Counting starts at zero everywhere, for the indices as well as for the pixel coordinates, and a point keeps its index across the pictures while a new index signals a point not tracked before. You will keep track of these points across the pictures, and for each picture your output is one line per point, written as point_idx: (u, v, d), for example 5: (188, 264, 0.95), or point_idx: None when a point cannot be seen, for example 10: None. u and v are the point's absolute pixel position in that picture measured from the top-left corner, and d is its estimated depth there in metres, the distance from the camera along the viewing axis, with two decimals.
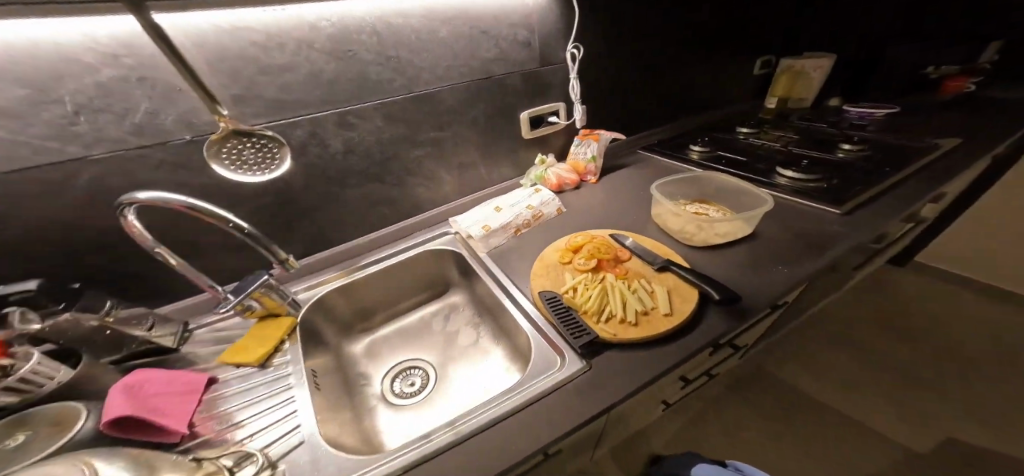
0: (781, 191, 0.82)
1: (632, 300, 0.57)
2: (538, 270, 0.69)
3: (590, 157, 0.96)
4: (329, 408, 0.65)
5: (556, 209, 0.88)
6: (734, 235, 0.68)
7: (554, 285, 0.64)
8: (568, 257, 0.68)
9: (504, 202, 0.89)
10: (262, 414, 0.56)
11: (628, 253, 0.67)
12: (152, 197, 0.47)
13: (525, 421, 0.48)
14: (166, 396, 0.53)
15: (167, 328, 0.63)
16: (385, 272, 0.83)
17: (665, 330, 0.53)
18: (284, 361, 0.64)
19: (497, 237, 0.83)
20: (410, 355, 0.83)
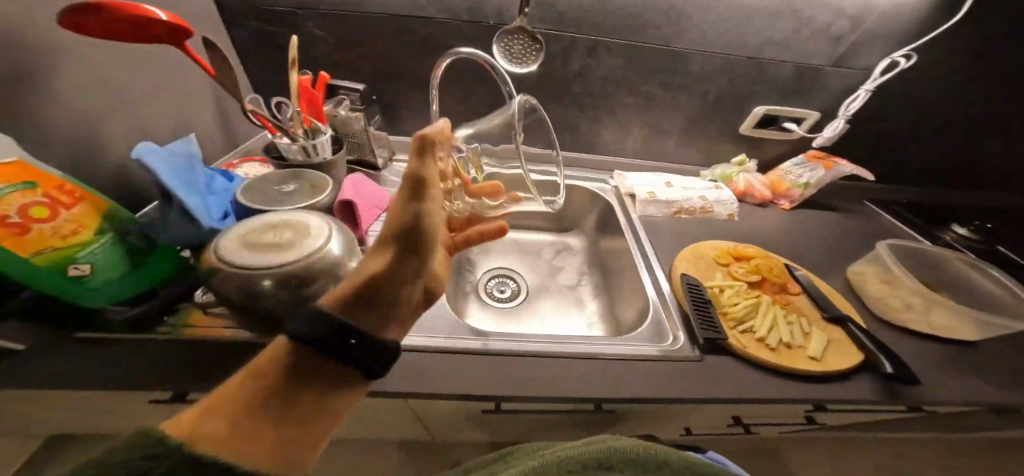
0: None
1: (782, 327, 0.58)
2: (690, 256, 0.73)
3: (803, 182, 0.89)
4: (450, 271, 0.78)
5: (729, 213, 0.87)
6: (952, 332, 0.61)
7: (701, 276, 0.69)
8: (730, 262, 0.72)
9: (678, 181, 0.90)
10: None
11: (798, 288, 0.67)
12: (470, 54, 0.58)
13: (615, 368, 0.53)
14: (368, 201, 0.70)
15: (384, 152, 0.82)
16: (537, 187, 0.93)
17: (806, 369, 0.53)
18: None
19: (655, 207, 0.86)
20: (509, 266, 0.93)
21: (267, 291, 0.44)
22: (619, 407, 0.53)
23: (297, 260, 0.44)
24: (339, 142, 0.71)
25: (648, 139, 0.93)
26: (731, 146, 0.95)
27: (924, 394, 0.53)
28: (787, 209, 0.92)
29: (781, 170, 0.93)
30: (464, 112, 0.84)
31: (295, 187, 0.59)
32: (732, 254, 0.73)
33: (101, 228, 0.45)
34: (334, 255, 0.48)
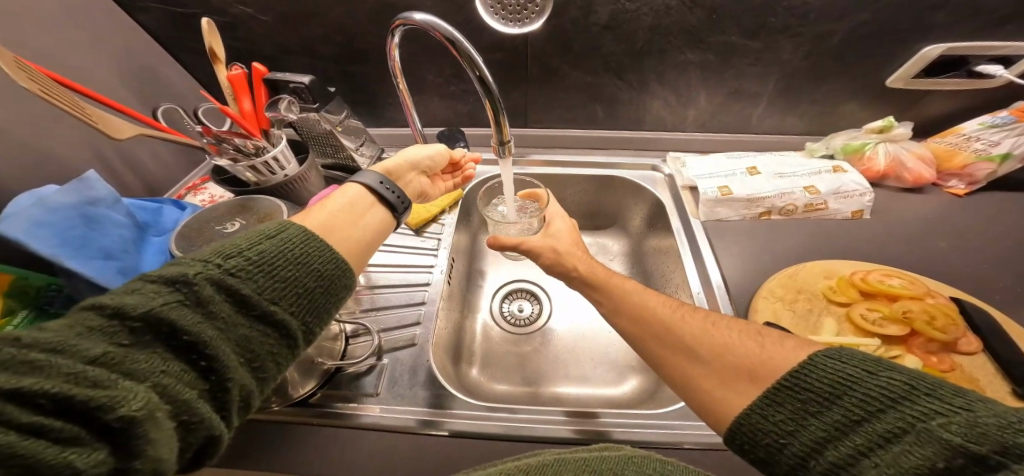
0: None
1: None
2: (780, 289, 0.48)
3: (1001, 152, 0.57)
4: (453, 296, 0.63)
5: (855, 211, 0.57)
6: None
7: (802, 325, 0.45)
8: (854, 301, 0.46)
9: (769, 165, 0.61)
10: (398, 288, 0.55)
11: (979, 345, 0.41)
12: (426, 21, 0.41)
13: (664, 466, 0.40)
14: None
15: (370, 151, 0.68)
16: (558, 179, 0.71)
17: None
18: (435, 235, 0.62)
19: (733, 208, 0.58)
20: (525, 276, 0.73)
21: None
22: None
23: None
24: (304, 149, 0.59)
25: (720, 107, 0.65)
26: (859, 106, 0.63)
27: None
28: (963, 193, 0.61)
29: (960, 136, 0.59)
30: (457, 92, 0.65)
31: (237, 223, 0.46)
32: (859, 288, 0.47)
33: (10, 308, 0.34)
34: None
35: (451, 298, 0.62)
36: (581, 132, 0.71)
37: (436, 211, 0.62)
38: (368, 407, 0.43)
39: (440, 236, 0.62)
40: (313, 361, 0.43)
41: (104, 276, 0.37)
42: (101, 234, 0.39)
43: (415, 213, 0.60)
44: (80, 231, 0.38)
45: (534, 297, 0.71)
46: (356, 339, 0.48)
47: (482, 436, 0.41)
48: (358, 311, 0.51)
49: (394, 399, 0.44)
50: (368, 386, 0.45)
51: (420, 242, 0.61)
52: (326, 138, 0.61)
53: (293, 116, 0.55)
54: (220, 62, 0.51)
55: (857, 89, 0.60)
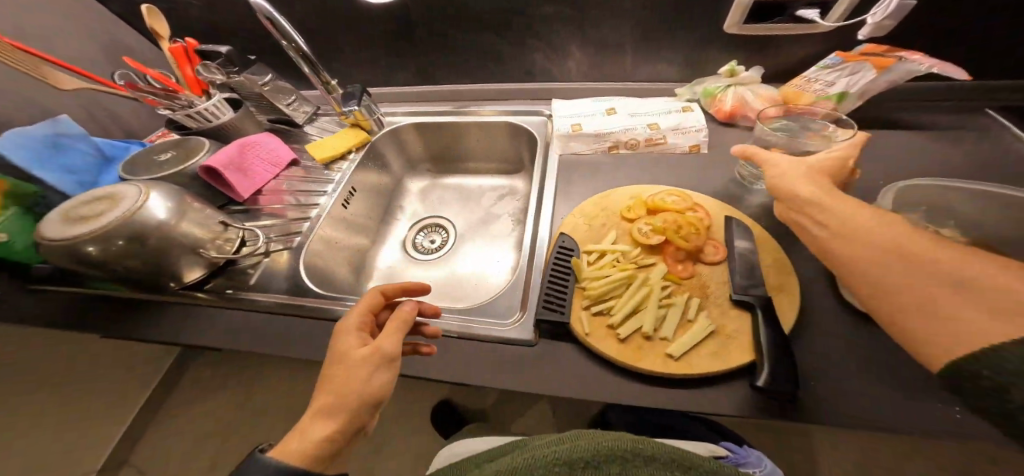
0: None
1: (649, 312, 0.44)
2: (590, 207, 0.56)
3: (836, 92, 0.58)
4: (356, 222, 0.76)
5: (693, 145, 0.62)
6: None
7: (589, 234, 0.52)
8: (639, 217, 0.52)
9: (626, 107, 0.67)
10: (300, 207, 0.71)
11: (719, 256, 0.47)
12: None
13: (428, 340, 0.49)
14: (259, 162, 0.72)
15: (303, 108, 0.83)
16: (460, 129, 0.81)
17: (650, 370, 0.40)
18: (340, 170, 0.76)
19: (585, 144, 0.66)
20: (439, 215, 0.83)
21: (97, 257, 0.50)
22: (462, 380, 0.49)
23: (99, 232, 0.49)
24: (240, 105, 0.74)
25: (595, 57, 0.72)
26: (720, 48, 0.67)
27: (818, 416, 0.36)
28: None
29: (805, 76, 0.61)
30: None
31: (167, 154, 0.64)
32: (644, 206, 0.53)
33: (6, 204, 0.50)
34: (153, 223, 0.51)
35: (350, 223, 0.74)
36: (484, 87, 0.81)
37: (343, 151, 0.76)
38: (250, 292, 0.58)
39: (342, 172, 0.75)
40: (198, 253, 0.57)
41: (61, 183, 0.55)
42: (67, 157, 0.58)
43: (323, 151, 0.75)
44: (52, 154, 0.56)
45: (443, 229, 0.81)
46: (244, 242, 0.63)
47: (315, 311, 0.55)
48: (257, 224, 0.67)
49: (265, 288, 0.59)
50: (249, 277, 0.61)
51: (328, 176, 0.75)
52: (258, 98, 0.76)
53: (218, 76, 0.69)
54: (162, 38, 0.67)
55: (705, 35, 0.65)
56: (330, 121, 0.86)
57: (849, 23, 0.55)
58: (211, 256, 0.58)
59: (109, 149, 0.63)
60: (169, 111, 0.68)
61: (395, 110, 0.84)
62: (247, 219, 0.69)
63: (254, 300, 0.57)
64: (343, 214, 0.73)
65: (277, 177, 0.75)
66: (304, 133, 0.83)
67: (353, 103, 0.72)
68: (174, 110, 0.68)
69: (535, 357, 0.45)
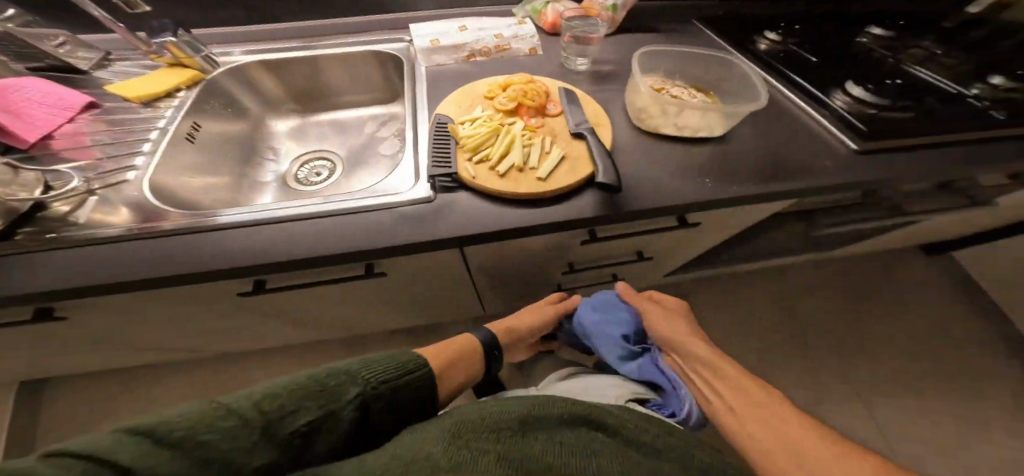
0: (820, 114, 0.63)
1: (517, 152, 0.56)
2: (459, 96, 0.66)
3: (610, 4, 0.79)
4: (207, 164, 0.68)
5: (531, 48, 0.77)
6: (697, 130, 0.59)
7: (460, 112, 0.63)
8: (497, 95, 0.65)
9: (473, 23, 0.78)
10: (118, 143, 0.60)
11: (555, 107, 0.63)
12: None
13: (327, 226, 0.51)
14: (40, 105, 0.59)
15: (83, 54, 0.71)
16: (317, 61, 0.79)
17: (528, 191, 0.52)
18: (168, 107, 0.66)
19: (444, 55, 0.75)
20: (322, 149, 0.82)
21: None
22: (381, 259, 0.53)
23: None
24: None
25: None
26: None
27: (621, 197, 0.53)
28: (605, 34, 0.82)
29: None
30: None
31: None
32: (500, 86, 0.65)
33: None
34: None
35: (202, 163, 0.67)
36: (338, 22, 0.83)
37: (170, 88, 0.67)
38: (89, 232, 0.48)
39: (172, 109, 0.66)
40: None
41: None
42: None
43: (133, 89, 0.65)
44: None
45: (329, 162, 0.80)
46: (46, 186, 0.52)
47: (174, 230, 0.49)
48: (58, 166, 0.55)
49: (103, 224, 0.49)
50: (74, 216, 0.50)
51: (161, 111, 0.66)
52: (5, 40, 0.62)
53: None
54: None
55: None
56: (130, 64, 0.72)
57: None
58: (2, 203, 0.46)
59: None
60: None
61: (230, 51, 0.77)
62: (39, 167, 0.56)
63: (84, 234, 0.48)
64: (188, 154, 0.65)
65: (74, 123, 0.62)
66: (97, 78, 0.69)
67: (166, 34, 0.66)
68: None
69: (429, 210, 0.52)
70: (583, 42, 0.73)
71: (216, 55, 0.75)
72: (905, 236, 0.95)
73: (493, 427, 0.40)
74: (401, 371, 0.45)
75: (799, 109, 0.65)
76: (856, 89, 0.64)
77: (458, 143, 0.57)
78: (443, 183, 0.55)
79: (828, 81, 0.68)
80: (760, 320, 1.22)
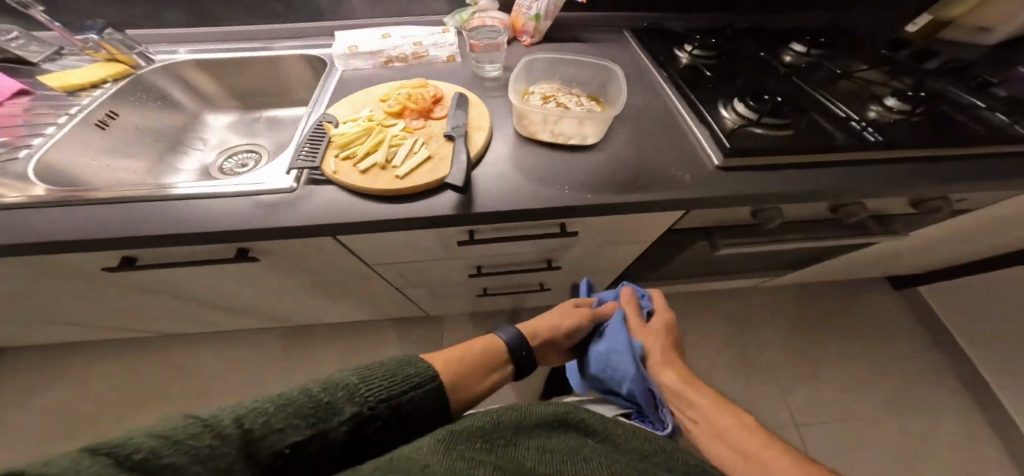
0: (701, 129, 0.61)
1: (384, 151, 0.58)
2: (356, 96, 0.69)
3: (533, 14, 0.80)
4: (126, 148, 0.73)
5: (448, 55, 0.80)
6: (574, 138, 0.60)
7: (348, 112, 0.65)
8: (389, 97, 0.67)
9: (396, 31, 0.81)
10: (33, 125, 0.65)
11: (439, 111, 0.65)
12: None
13: (184, 208, 0.53)
14: None
15: (38, 48, 0.77)
16: (251, 62, 0.84)
17: (382, 188, 0.54)
18: (89, 96, 0.71)
19: (361, 60, 0.78)
20: (252, 143, 0.87)
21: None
22: (240, 244, 0.55)
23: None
24: None
25: None
26: None
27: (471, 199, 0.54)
28: (528, 45, 0.85)
29: (517, 4, 0.82)
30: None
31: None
32: (392, 90, 0.68)
33: None
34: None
35: (114, 147, 0.71)
36: (278, 27, 0.88)
37: (94, 80, 0.73)
38: None
39: (93, 97, 0.71)
40: None
41: None
42: None
43: (62, 79, 0.70)
44: None
45: (254, 156, 0.85)
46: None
47: (41, 203, 0.52)
48: None
49: None
50: None
51: (82, 99, 0.71)
52: None
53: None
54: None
55: None
56: (75, 59, 0.78)
57: None
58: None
59: None
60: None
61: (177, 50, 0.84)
62: None
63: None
64: (100, 139, 0.69)
65: (3, 107, 0.68)
66: (40, 69, 0.75)
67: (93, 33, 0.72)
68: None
69: (284, 200, 0.54)
70: (491, 49, 0.75)
71: (155, 54, 0.82)
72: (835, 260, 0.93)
73: (480, 428, 0.40)
74: (405, 384, 0.40)
75: (684, 123, 0.64)
76: (740, 106, 0.62)
77: (332, 140, 0.59)
78: (315, 177, 0.57)
79: (719, 97, 0.67)
80: (699, 343, 1.19)
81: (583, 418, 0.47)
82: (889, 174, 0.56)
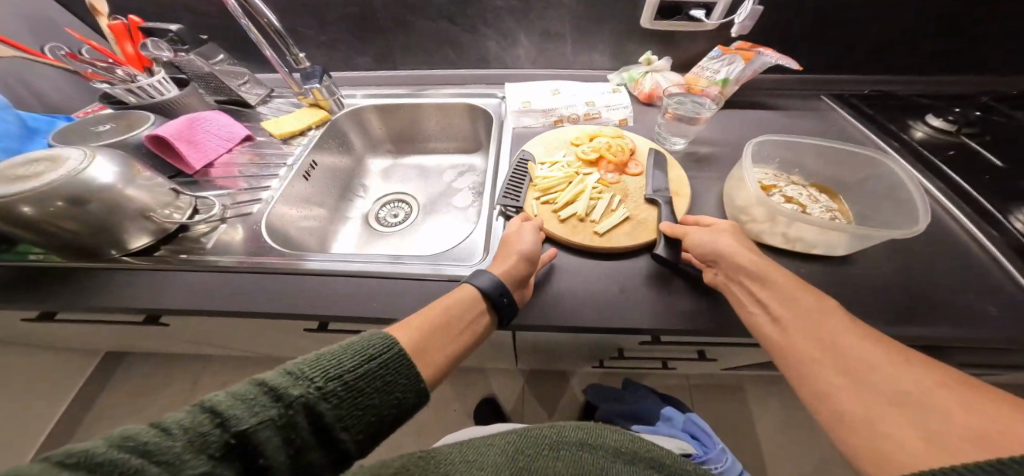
0: (996, 246, 0.50)
1: (583, 202, 0.57)
2: (546, 135, 0.69)
3: (721, 78, 0.73)
4: (312, 197, 0.76)
5: (621, 118, 0.74)
6: (816, 246, 0.50)
7: (541, 152, 0.65)
8: (584, 142, 0.66)
9: (568, 88, 0.77)
10: (253, 179, 0.71)
11: (638, 167, 0.61)
12: None
13: (389, 287, 0.53)
14: (214, 137, 0.71)
15: (258, 90, 0.84)
16: (421, 109, 0.86)
17: (581, 242, 0.53)
18: (299, 144, 0.77)
19: (532, 118, 0.74)
20: (403, 191, 0.88)
21: (31, 217, 0.48)
22: None
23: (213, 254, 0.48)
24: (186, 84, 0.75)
25: (540, 46, 0.83)
26: (644, 42, 0.80)
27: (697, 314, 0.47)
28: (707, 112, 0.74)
29: (698, 67, 0.76)
30: (328, 43, 0.84)
31: (107, 126, 0.64)
32: (585, 136, 0.67)
33: None
34: (96, 184, 0.50)
35: (309, 195, 0.75)
36: (444, 73, 0.88)
37: (303, 128, 0.77)
38: (216, 258, 0.57)
39: (301, 146, 0.76)
40: (147, 217, 0.55)
41: None
42: None
43: (280, 127, 0.76)
44: None
45: (407, 204, 0.85)
46: (195, 209, 0.62)
47: (271, 269, 0.55)
48: (208, 194, 0.66)
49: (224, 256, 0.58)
50: (206, 241, 0.60)
51: (287, 148, 0.76)
52: (208, 78, 0.76)
53: (167, 54, 0.68)
54: (102, 13, 0.64)
55: (626, 29, 0.78)
56: (283, 102, 0.86)
57: (728, 20, 0.71)
58: (161, 222, 0.57)
59: (31, 122, 0.66)
60: (106, 84, 0.67)
61: (355, 93, 0.87)
62: (196, 190, 0.68)
63: (207, 262, 0.56)
64: (300, 187, 0.73)
65: (230, 153, 0.74)
66: (258, 113, 0.83)
67: (314, 82, 0.74)
68: (112, 83, 0.67)
69: None
70: (686, 120, 0.65)
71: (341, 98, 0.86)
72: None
73: (539, 444, 0.45)
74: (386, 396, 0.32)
75: (956, 226, 0.54)
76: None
77: (533, 184, 0.60)
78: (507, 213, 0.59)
79: (1004, 196, 0.56)
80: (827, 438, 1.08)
81: (634, 446, 0.48)
82: None
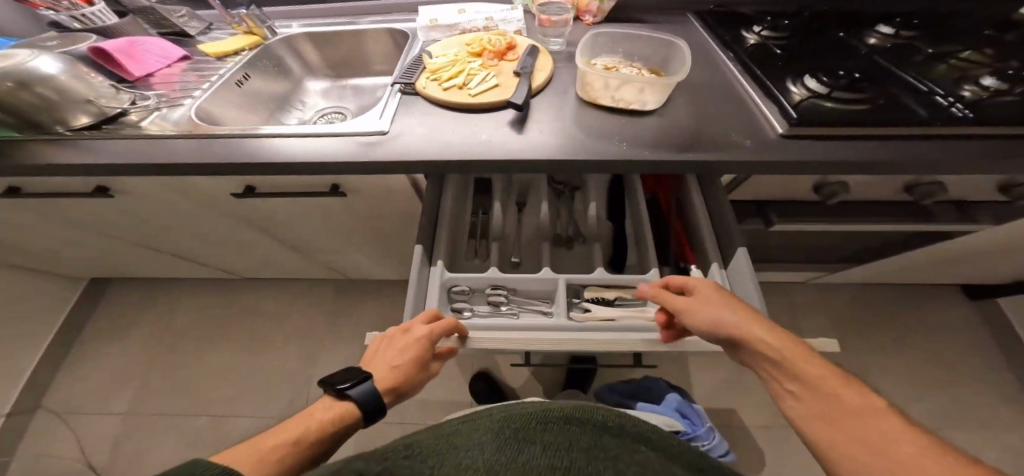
0: (769, 105, 0.65)
1: (463, 76, 0.70)
2: (447, 40, 0.82)
3: None
4: (249, 104, 0.86)
5: (515, 31, 0.86)
6: (636, 103, 0.65)
7: (438, 50, 0.78)
8: (475, 41, 0.80)
9: (472, 8, 0.89)
10: (189, 84, 0.81)
11: (512, 54, 0.75)
12: None
13: (295, 143, 0.64)
14: (153, 55, 0.83)
15: (196, 24, 0.96)
16: (350, 35, 0.97)
17: (458, 102, 0.66)
18: (232, 61, 0.87)
19: (439, 32, 0.86)
20: (338, 106, 0.98)
21: None
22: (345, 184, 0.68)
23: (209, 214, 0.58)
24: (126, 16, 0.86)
25: None
26: None
27: (537, 150, 0.60)
28: (590, 24, 0.89)
29: None
30: None
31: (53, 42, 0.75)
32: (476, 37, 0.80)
33: None
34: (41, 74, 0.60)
35: (245, 102, 0.85)
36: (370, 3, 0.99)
37: (237, 48, 0.88)
38: (150, 127, 0.68)
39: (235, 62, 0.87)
40: (87, 102, 0.66)
41: None
42: None
43: (213, 46, 0.86)
44: None
45: (341, 114, 0.96)
46: (135, 104, 0.74)
47: (195, 135, 0.65)
48: (147, 93, 0.77)
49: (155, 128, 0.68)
50: (139, 121, 0.70)
51: (223, 64, 0.86)
52: (149, 12, 0.88)
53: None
54: None
55: None
56: (220, 33, 0.98)
57: None
58: (102, 108, 0.68)
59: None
60: (52, 12, 0.77)
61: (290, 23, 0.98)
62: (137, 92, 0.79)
63: (142, 131, 0.66)
64: (237, 95, 0.84)
65: (169, 68, 0.86)
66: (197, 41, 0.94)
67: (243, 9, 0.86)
68: (57, 10, 0.77)
69: (374, 144, 0.62)
70: (556, 24, 0.79)
71: (277, 26, 0.96)
72: (879, 259, 0.97)
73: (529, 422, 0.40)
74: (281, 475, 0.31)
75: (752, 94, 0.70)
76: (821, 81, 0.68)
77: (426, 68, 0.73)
78: (406, 90, 0.71)
79: (793, 74, 0.72)
80: None
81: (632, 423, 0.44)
82: (941, 150, 0.58)
